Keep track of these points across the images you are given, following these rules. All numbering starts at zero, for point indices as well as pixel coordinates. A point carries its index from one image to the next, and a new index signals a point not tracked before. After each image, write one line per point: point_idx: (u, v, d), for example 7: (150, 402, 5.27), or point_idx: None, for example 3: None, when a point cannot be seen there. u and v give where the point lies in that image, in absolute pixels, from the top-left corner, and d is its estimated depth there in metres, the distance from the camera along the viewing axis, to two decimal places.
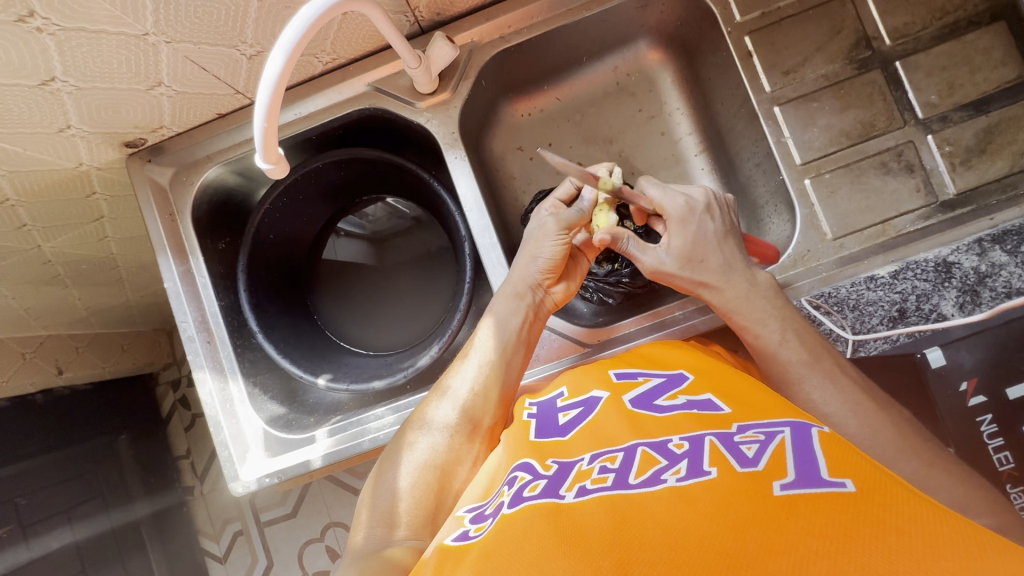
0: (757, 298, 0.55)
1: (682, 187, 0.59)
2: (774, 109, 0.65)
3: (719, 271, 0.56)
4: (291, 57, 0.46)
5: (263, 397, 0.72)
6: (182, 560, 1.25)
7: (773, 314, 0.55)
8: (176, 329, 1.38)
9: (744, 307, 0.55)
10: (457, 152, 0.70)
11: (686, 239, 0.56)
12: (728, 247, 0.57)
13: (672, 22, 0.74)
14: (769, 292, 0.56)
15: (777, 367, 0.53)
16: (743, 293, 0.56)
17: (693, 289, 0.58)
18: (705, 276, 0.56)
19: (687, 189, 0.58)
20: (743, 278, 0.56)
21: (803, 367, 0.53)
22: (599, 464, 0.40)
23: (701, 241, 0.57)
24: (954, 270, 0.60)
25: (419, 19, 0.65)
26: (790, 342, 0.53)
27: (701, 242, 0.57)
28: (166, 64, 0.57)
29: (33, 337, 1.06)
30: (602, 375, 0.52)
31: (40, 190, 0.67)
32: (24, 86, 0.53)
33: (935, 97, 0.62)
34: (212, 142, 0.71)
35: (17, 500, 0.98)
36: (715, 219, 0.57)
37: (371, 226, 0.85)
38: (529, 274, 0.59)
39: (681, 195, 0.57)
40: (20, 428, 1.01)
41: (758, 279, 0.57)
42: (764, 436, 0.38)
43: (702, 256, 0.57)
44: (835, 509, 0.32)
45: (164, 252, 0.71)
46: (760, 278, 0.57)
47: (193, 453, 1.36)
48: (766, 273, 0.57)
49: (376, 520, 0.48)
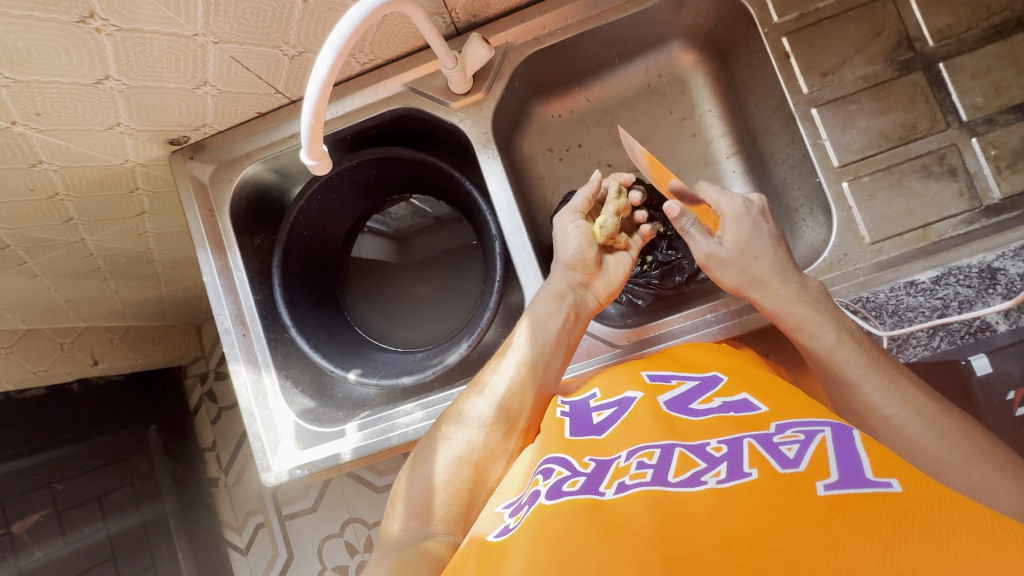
0: (807, 300, 0.55)
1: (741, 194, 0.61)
2: (811, 111, 0.64)
3: (771, 268, 0.57)
4: (338, 58, 0.47)
5: (294, 390, 0.74)
6: (206, 550, 1.27)
7: (825, 316, 0.54)
8: (205, 323, 1.41)
9: (795, 309, 0.55)
10: (490, 152, 0.70)
11: (738, 233, 0.58)
12: (778, 248, 0.58)
13: (707, 24, 0.73)
14: (819, 297, 0.55)
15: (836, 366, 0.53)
16: (792, 297, 0.55)
17: (738, 289, 0.58)
18: (758, 273, 0.57)
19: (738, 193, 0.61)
20: (793, 284, 0.56)
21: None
22: (637, 460, 0.40)
23: (753, 239, 0.58)
24: (999, 276, 0.58)
25: (454, 20, 0.66)
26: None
27: (754, 239, 0.58)
28: (212, 63, 0.59)
29: (72, 328, 1.09)
30: (635, 376, 0.52)
31: (87, 184, 0.70)
32: (80, 84, 0.55)
33: (980, 100, 0.60)
34: (251, 140, 0.73)
35: (54, 485, 1.02)
36: (766, 222, 0.59)
37: (394, 224, 0.88)
38: (565, 277, 0.61)
39: (736, 196, 0.59)
40: (58, 416, 1.05)
41: (810, 286, 0.56)
42: (804, 436, 0.38)
43: (751, 249, 0.57)
44: (882, 509, 0.31)
45: (203, 247, 0.73)
46: (809, 282, 0.56)
47: (219, 446, 1.38)
48: (818, 283, 0.57)
49: (411, 512, 0.48)
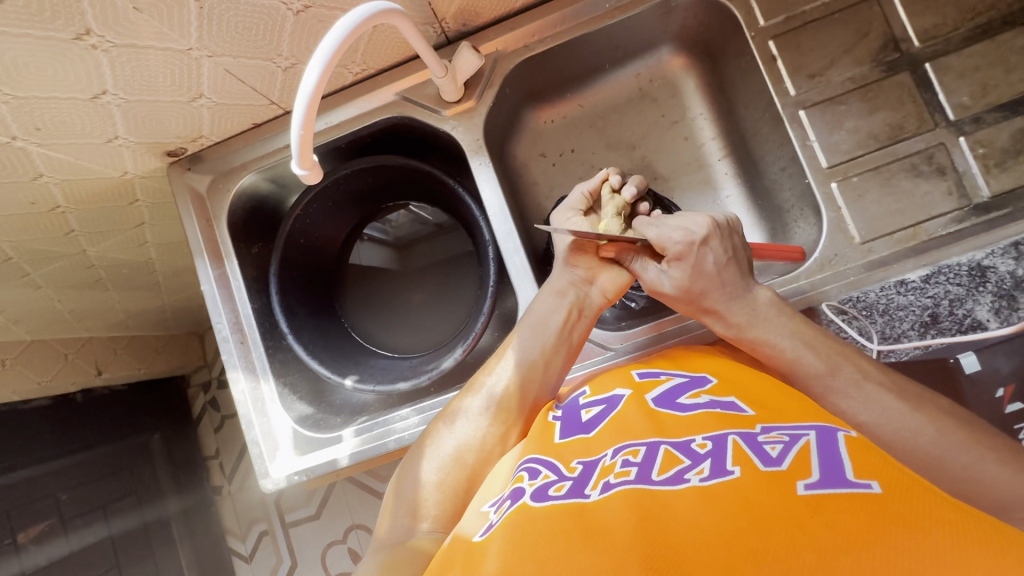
0: (760, 323, 0.54)
1: (682, 217, 0.57)
2: (799, 113, 0.65)
3: (720, 298, 0.55)
4: (326, 70, 0.48)
5: (292, 396, 0.74)
6: (210, 557, 1.28)
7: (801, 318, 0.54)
8: (207, 332, 1.42)
9: (751, 331, 0.54)
10: (481, 158, 0.71)
11: (684, 272, 0.56)
12: (729, 276, 0.55)
13: (696, 28, 0.74)
14: (771, 312, 0.54)
15: (795, 382, 0.52)
16: (746, 319, 0.55)
17: (696, 314, 0.58)
18: (705, 305, 0.56)
19: (688, 220, 0.56)
20: (743, 305, 0.55)
21: (808, 380, 0.52)
22: (622, 457, 0.41)
23: (700, 273, 0.56)
24: (989, 274, 0.59)
25: (445, 30, 0.67)
26: (802, 354, 0.52)
27: (698, 275, 0.56)
28: (207, 76, 0.60)
29: (75, 338, 1.11)
30: (625, 376, 0.53)
31: (87, 197, 0.71)
32: (78, 99, 0.57)
33: (967, 99, 0.61)
34: (248, 150, 0.74)
35: (59, 495, 1.03)
36: (715, 250, 0.55)
37: (394, 232, 0.88)
38: (567, 275, 0.61)
39: (679, 231, 0.56)
40: (62, 426, 1.06)
41: (758, 300, 0.55)
42: (789, 437, 0.38)
43: (698, 287, 0.56)
44: (860, 508, 0.31)
45: (201, 257, 0.74)
46: (761, 295, 0.55)
47: (222, 453, 1.38)
48: (768, 292, 0.55)
49: (402, 511, 0.50)
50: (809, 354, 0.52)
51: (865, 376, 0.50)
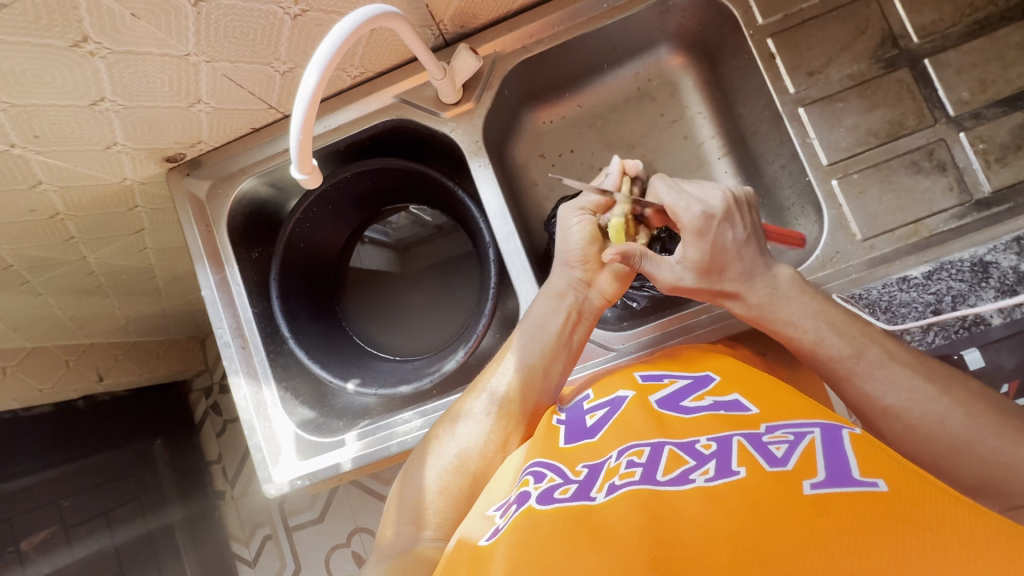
0: (781, 301, 0.53)
1: (699, 189, 0.55)
2: (799, 111, 0.65)
3: (740, 276, 0.54)
4: (325, 73, 0.48)
5: (294, 401, 0.74)
6: (214, 562, 1.28)
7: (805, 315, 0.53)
8: (208, 337, 1.42)
9: (772, 309, 0.54)
10: (481, 160, 0.71)
11: (701, 250, 0.54)
12: (748, 252, 0.54)
13: (693, 27, 0.74)
14: (793, 290, 0.54)
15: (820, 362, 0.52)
16: (765, 298, 0.54)
17: (713, 297, 0.57)
18: (724, 286, 0.55)
19: (704, 193, 0.55)
20: (762, 283, 0.54)
21: None
22: (627, 459, 0.41)
23: (719, 251, 0.54)
24: (992, 269, 0.59)
25: (443, 32, 0.67)
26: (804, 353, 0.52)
27: (717, 252, 0.54)
28: (205, 81, 0.60)
29: (77, 345, 1.11)
30: (628, 377, 0.52)
31: (87, 204, 0.71)
32: (76, 106, 0.57)
33: (966, 95, 0.60)
34: (246, 155, 0.74)
35: (61, 502, 1.03)
36: (734, 226, 0.54)
37: (395, 234, 0.88)
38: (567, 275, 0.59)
39: (697, 204, 0.54)
40: (65, 433, 1.06)
41: (778, 276, 0.54)
42: (793, 436, 0.38)
43: (718, 265, 0.54)
44: (866, 507, 0.31)
45: (202, 262, 0.74)
46: (780, 272, 0.54)
47: (225, 458, 1.38)
48: (789, 269, 0.55)
49: (404, 518, 0.50)
50: (833, 336, 0.52)
51: (890, 357, 0.50)
